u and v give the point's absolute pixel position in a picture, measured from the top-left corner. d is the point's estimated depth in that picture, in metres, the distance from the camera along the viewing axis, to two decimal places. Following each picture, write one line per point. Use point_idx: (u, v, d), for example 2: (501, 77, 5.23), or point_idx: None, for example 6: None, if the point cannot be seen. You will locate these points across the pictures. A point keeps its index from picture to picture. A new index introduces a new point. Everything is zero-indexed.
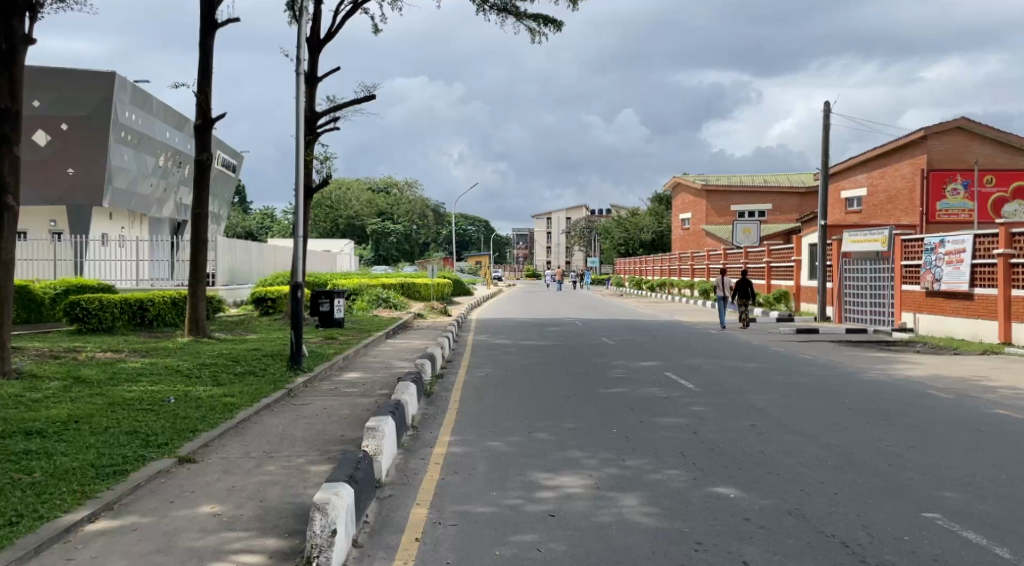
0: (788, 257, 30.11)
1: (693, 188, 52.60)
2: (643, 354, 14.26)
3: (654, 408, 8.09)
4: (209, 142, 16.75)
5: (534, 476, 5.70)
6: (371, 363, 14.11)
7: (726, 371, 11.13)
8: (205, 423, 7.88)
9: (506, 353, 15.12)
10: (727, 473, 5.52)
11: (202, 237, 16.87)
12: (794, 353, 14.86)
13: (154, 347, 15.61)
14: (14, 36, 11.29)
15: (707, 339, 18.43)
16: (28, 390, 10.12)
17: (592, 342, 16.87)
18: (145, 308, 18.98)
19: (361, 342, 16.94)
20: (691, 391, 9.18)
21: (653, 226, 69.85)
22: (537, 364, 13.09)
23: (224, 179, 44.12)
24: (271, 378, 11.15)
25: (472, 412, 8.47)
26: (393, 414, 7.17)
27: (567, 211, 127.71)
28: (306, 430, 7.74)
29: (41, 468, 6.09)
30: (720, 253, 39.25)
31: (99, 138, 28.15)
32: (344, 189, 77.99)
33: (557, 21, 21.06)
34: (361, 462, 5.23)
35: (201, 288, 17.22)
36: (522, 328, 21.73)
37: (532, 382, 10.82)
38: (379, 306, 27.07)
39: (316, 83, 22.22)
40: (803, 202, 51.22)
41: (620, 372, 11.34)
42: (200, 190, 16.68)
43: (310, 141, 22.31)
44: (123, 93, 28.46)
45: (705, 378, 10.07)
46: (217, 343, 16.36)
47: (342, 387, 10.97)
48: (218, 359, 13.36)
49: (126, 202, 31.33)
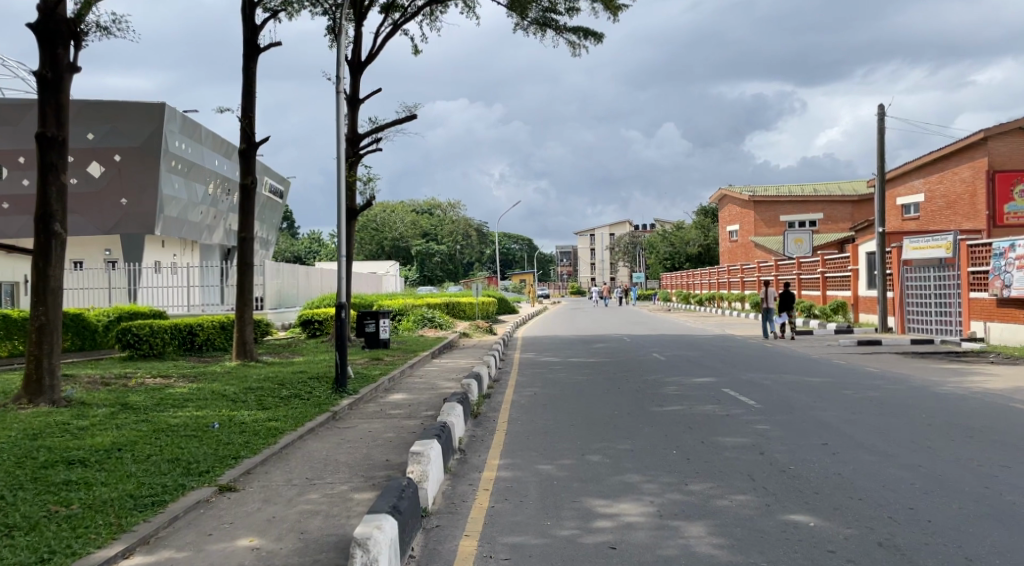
0: (844, 266, 29.28)
1: (740, 199, 51.72)
2: (698, 369, 13.80)
3: (714, 427, 7.66)
4: (254, 166, 16.77)
5: (591, 503, 5.35)
6: (417, 384, 13.86)
7: (788, 386, 10.64)
8: (247, 449, 7.67)
9: (555, 370, 14.79)
10: (803, 499, 5.12)
11: (248, 260, 16.85)
12: (856, 366, 14.27)
13: (202, 372, 15.56)
14: (60, 65, 11.25)
15: (762, 353, 17.86)
16: (75, 418, 10.06)
17: (643, 359, 16.42)
18: (194, 332, 19.03)
19: (407, 363, 16.73)
20: (749, 408, 8.76)
21: (700, 238, 68.97)
22: (588, 382, 12.72)
23: (273, 205, 44.64)
24: (316, 401, 10.94)
25: (521, 433, 8.16)
26: (439, 437, 6.87)
27: (611, 227, 127.03)
28: (349, 455, 7.48)
29: (79, 499, 5.92)
30: (772, 265, 38.40)
31: (151, 168, 28.59)
32: (389, 211, 78.42)
33: (597, 34, 20.80)
34: (406, 490, 4.96)
35: (248, 311, 17.16)
36: (570, 346, 21.37)
37: (583, 400, 10.46)
38: (425, 326, 26.96)
39: (358, 106, 22.25)
40: (856, 211, 50.08)
41: (675, 389, 10.91)
42: (245, 214, 16.68)
43: (353, 162, 22.33)
44: (173, 123, 28.87)
45: (766, 394, 9.61)
46: (264, 366, 16.26)
47: (388, 409, 10.73)
48: (264, 383, 13.23)
49: (177, 230, 31.76)
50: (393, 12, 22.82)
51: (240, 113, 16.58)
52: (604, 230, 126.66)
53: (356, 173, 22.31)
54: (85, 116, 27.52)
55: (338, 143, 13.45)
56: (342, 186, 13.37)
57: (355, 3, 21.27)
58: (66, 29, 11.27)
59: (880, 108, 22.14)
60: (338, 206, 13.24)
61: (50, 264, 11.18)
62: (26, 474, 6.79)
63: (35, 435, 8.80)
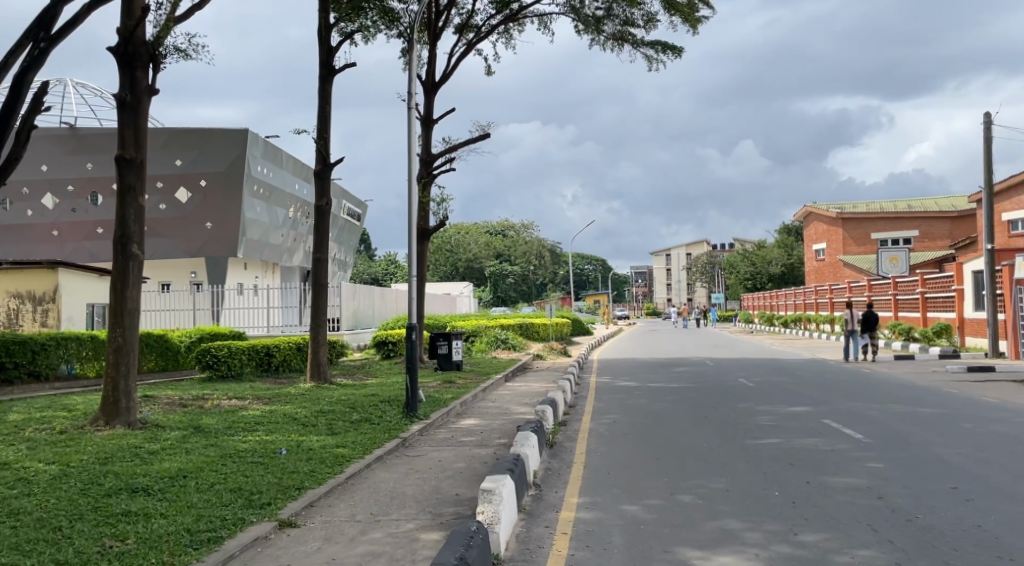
0: (945, 287, 27.82)
1: (827, 217, 50.06)
2: (790, 397, 13.08)
3: (817, 470, 7.19)
4: (329, 188, 16.68)
5: (686, 554, 5.04)
6: (490, 408, 13.45)
7: (891, 424, 9.88)
8: (311, 480, 7.30)
9: (636, 396, 14.19)
10: (940, 555, 4.96)
11: (322, 281, 16.72)
12: (965, 397, 13.26)
13: (279, 393, 15.40)
14: (139, 87, 11.03)
15: (858, 379, 16.91)
16: (147, 441, 9.86)
17: (730, 384, 15.68)
18: (272, 353, 19.00)
19: (481, 386, 16.33)
20: (853, 450, 8.13)
21: (782, 258, 67.05)
22: (671, 409, 12.14)
23: (351, 228, 45.13)
24: (386, 427, 10.58)
25: (602, 467, 7.67)
26: (513, 471, 6.43)
27: (688, 247, 124.86)
28: (417, 488, 7.09)
29: (136, 533, 5.61)
30: (864, 285, 36.81)
31: (234, 193, 29.01)
32: (463, 233, 78.55)
33: (676, 48, 20.18)
34: (475, 536, 4.61)
35: (323, 332, 16.97)
36: (651, 369, 20.69)
37: (666, 431, 9.92)
38: (500, 347, 26.57)
39: (432, 126, 22.14)
40: (954, 227, 47.84)
41: (767, 422, 10.30)
42: (320, 235, 16.58)
43: (427, 182, 22.20)
44: (256, 148, 29.36)
45: (868, 431, 8.97)
46: (338, 388, 16.01)
47: (460, 435, 10.32)
48: (336, 406, 12.95)
49: (259, 253, 32.17)
50: (467, 33, 22.67)
51: (316, 135, 16.53)
52: (681, 250, 124.61)
53: (430, 193, 22.15)
54: (173, 143, 28.19)
55: (410, 160, 13.18)
56: (413, 204, 13.03)
57: (429, 25, 21.13)
58: (146, 52, 11.06)
59: (987, 116, 22.70)
60: (410, 223, 12.91)
61: (128, 286, 10.92)
62: (88, 503, 6.54)
63: (104, 459, 8.60)
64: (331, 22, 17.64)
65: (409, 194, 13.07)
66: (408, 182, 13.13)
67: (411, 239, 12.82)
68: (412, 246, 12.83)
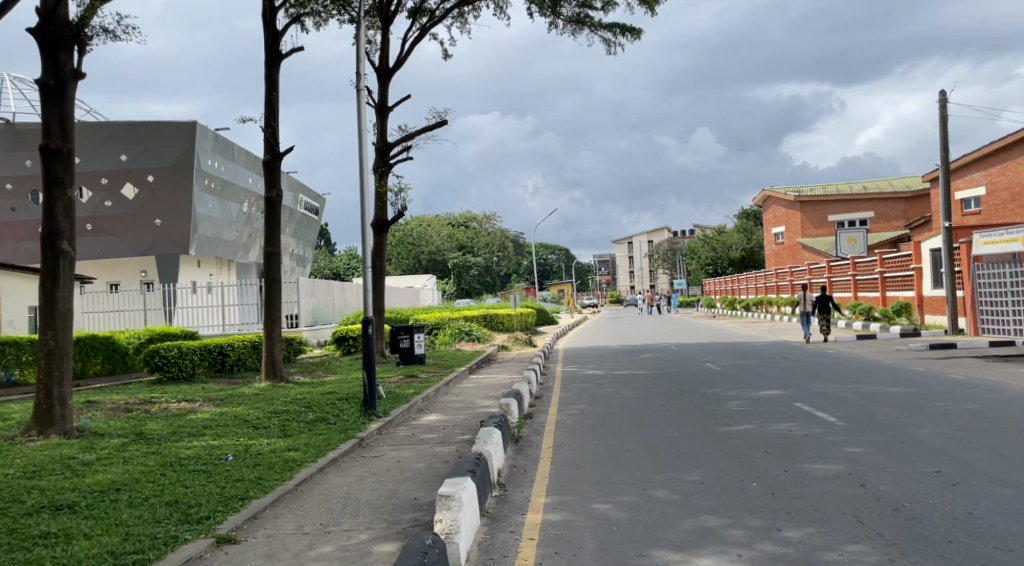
0: (904, 266, 27.88)
1: (785, 200, 50.26)
2: (760, 380, 12.74)
3: (797, 458, 6.78)
4: (278, 178, 16.00)
5: (662, 559, 4.58)
6: (452, 403, 12.92)
7: (865, 405, 9.53)
8: (256, 488, 6.73)
9: (601, 385, 13.77)
10: (934, 548, 4.52)
11: (274, 276, 16.05)
12: (932, 374, 13.04)
13: (231, 394, 14.75)
14: (63, 71, 10.35)
15: (825, 360, 16.68)
16: (83, 451, 9.20)
17: (696, 369, 15.35)
18: (225, 352, 18.31)
19: (443, 380, 15.81)
20: (832, 434, 7.73)
21: (743, 242, 67.35)
22: (639, 397, 11.71)
23: (309, 223, 44.27)
24: (342, 427, 10.02)
25: (570, 462, 7.18)
26: (475, 471, 5.93)
27: (649, 234, 125.30)
28: (372, 494, 6.55)
29: (53, 557, 5.03)
30: (825, 266, 36.89)
31: (184, 188, 28.06)
32: (425, 225, 77.71)
33: (635, 29, 19.77)
34: (429, 552, 4.13)
35: (276, 329, 16.29)
36: (616, 357, 20.30)
37: (635, 420, 9.49)
38: (463, 340, 26.05)
39: (386, 114, 21.52)
40: (909, 208, 48.23)
41: (738, 408, 9.90)
42: (271, 228, 15.90)
43: (383, 172, 21.57)
44: (206, 142, 28.45)
45: (845, 415, 8.60)
46: (294, 386, 15.38)
47: (421, 432, 9.79)
48: (291, 406, 12.33)
49: (212, 250, 31.24)
50: (421, 17, 22.06)
51: (263, 123, 15.82)
52: (642, 237, 125.01)
53: (387, 183, 21.53)
54: (118, 138, 27.11)
55: (362, 145, 12.57)
56: (367, 191, 12.40)
57: (381, 9, 20.48)
58: (70, 34, 10.39)
59: (943, 93, 22.63)
60: (363, 212, 12.28)
61: (58, 285, 10.22)
62: (5, 524, 5.92)
63: (33, 472, 7.94)
64: (276, 6, 16.96)
65: (363, 181, 12.43)
66: (361, 169, 12.49)
67: (365, 229, 12.22)
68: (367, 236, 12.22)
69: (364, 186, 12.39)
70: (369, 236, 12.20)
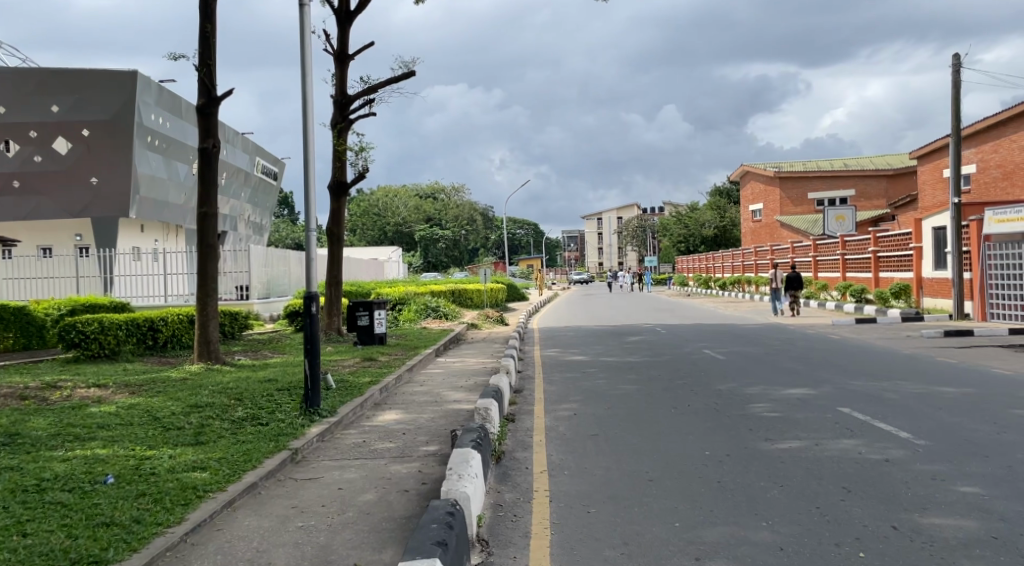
0: (902, 246, 26.37)
1: (764, 176, 48.63)
2: (778, 373, 10.91)
3: (894, 504, 4.96)
4: (215, 127, 13.70)
5: None
6: (416, 395, 10.89)
7: (933, 416, 7.69)
8: (120, 542, 4.61)
9: (590, 375, 11.79)
10: None
11: (210, 242, 13.73)
12: (972, 371, 11.33)
13: (153, 379, 12.40)
14: None
15: (835, 349, 14.93)
16: None
17: (696, 358, 13.44)
18: (156, 328, 16.00)
19: (407, 365, 13.74)
20: (921, 463, 5.91)
21: (715, 220, 65.60)
22: (640, 392, 9.79)
23: (266, 187, 41.54)
24: (273, 432, 7.85)
25: (579, 502, 5.27)
26: (450, 533, 3.99)
27: (618, 211, 123.61)
28: (291, 555, 4.51)
29: None
30: (810, 245, 35.27)
31: (124, 143, 25.44)
32: (391, 196, 74.80)
33: None
34: None
35: (212, 303, 13.95)
36: (599, 338, 18.40)
37: (648, 427, 7.57)
38: (429, 317, 24.00)
39: (346, 63, 19.19)
40: (891, 185, 46.87)
41: (773, 415, 8.00)
42: (206, 185, 13.63)
43: (342, 128, 19.28)
44: (148, 95, 25.81)
45: (928, 435, 6.77)
46: (232, 371, 13.14)
47: (373, 442, 7.72)
48: (218, 398, 10.10)
49: (157, 214, 28.65)
50: None
51: (198, 62, 13.57)
52: (612, 214, 123.46)
53: (345, 141, 19.26)
54: (49, 86, 24.36)
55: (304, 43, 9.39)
56: (311, 106, 9.37)
57: None
58: None
59: (956, 57, 21.37)
60: (305, 136, 9.42)
61: None
62: None
63: None
64: None
65: (307, 88, 9.34)
66: (304, 76, 9.33)
67: (307, 165, 9.53)
68: (310, 178, 9.48)
69: (308, 100, 9.37)
70: (310, 176, 9.50)
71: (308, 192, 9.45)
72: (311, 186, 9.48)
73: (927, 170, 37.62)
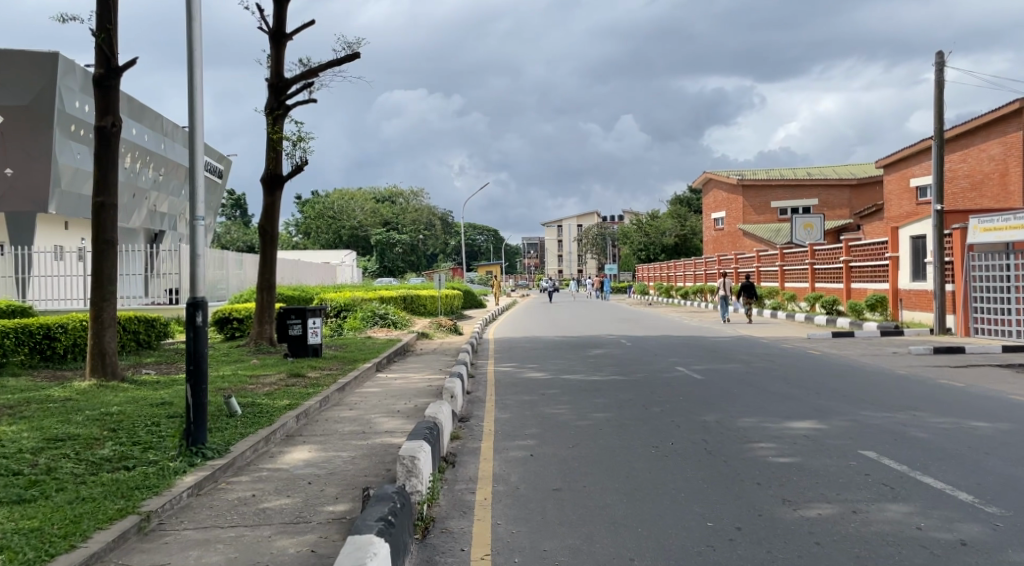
0: (876, 255, 25.07)
1: (727, 184, 47.48)
2: (771, 400, 9.21)
3: None
4: (114, 102, 11.72)
5: None
6: (341, 423, 8.98)
7: (985, 465, 6.01)
8: None
9: (551, 398, 9.97)
10: None
11: (108, 236, 11.71)
12: (988, 397, 9.75)
13: (28, 399, 10.33)
14: None
15: (821, 368, 13.30)
16: None
17: (670, 377, 11.70)
18: (53, 336, 13.84)
19: (339, 382, 11.83)
20: (1015, 551, 4.21)
21: (676, 228, 64.42)
22: (612, 424, 8.01)
23: (211, 185, 39.01)
24: (130, 483, 5.91)
25: None
26: None
27: (578, 219, 122.59)
28: None
29: None
30: (775, 254, 34.01)
31: (43, 132, 23.16)
32: (347, 198, 72.42)
33: None
34: None
35: (109, 310, 11.87)
36: (559, 352, 16.62)
37: (625, 479, 5.80)
38: (376, 325, 22.04)
39: (282, 42, 17.25)
40: (854, 195, 46.02)
41: (785, 460, 6.29)
42: (102, 171, 11.61)
43: (277, 115, 17.32)
44: (72, 79, 23.56)
45: (1001, 497, 5.09)
46: (129, 389, 11.11)
47: (265, 497, 5.83)
48: (86, 429, 8.07)
49: (81, 210, 26.29)
50: None
51: (95, 27, 11.63)
52: (571, 222, 122.25)
53: (280, 129, 17.30)
54: None
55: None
56: (199, 62, 7.34)
57: None
58: None
59: (939, 55, 20.07)
60: (191, 101, 7.30)
61: None
62: None
63: None
64: None
65: (193, 40, 7.34)
66: (190, 25, 7.36)
67: (194, 129, 7.28)
68: (197, 151, 7.25)
69: (195, 54, 7.33)
70: (199, 145, 7.29)
71: (195, 171, 7.27)
72: (200, 159, 7.30)
73: (893, 179, 36.58)
